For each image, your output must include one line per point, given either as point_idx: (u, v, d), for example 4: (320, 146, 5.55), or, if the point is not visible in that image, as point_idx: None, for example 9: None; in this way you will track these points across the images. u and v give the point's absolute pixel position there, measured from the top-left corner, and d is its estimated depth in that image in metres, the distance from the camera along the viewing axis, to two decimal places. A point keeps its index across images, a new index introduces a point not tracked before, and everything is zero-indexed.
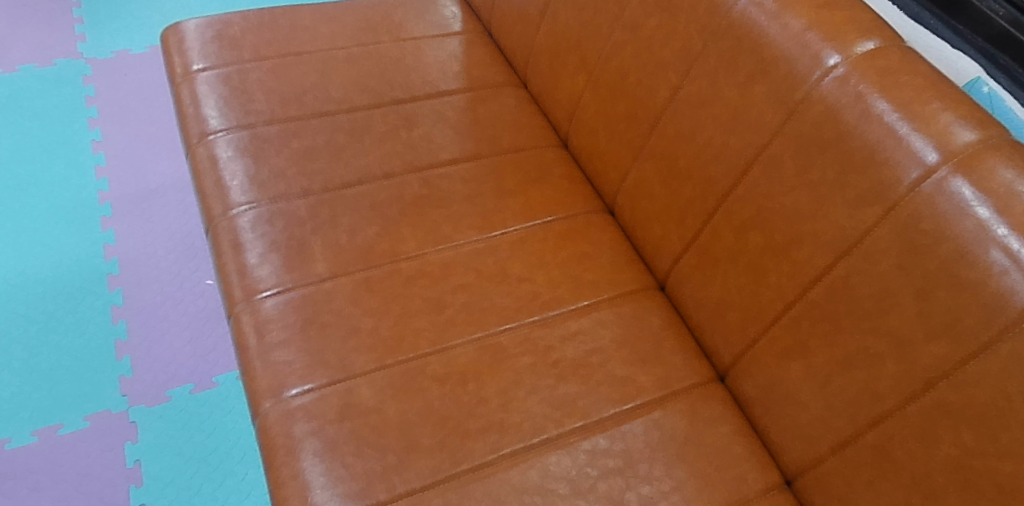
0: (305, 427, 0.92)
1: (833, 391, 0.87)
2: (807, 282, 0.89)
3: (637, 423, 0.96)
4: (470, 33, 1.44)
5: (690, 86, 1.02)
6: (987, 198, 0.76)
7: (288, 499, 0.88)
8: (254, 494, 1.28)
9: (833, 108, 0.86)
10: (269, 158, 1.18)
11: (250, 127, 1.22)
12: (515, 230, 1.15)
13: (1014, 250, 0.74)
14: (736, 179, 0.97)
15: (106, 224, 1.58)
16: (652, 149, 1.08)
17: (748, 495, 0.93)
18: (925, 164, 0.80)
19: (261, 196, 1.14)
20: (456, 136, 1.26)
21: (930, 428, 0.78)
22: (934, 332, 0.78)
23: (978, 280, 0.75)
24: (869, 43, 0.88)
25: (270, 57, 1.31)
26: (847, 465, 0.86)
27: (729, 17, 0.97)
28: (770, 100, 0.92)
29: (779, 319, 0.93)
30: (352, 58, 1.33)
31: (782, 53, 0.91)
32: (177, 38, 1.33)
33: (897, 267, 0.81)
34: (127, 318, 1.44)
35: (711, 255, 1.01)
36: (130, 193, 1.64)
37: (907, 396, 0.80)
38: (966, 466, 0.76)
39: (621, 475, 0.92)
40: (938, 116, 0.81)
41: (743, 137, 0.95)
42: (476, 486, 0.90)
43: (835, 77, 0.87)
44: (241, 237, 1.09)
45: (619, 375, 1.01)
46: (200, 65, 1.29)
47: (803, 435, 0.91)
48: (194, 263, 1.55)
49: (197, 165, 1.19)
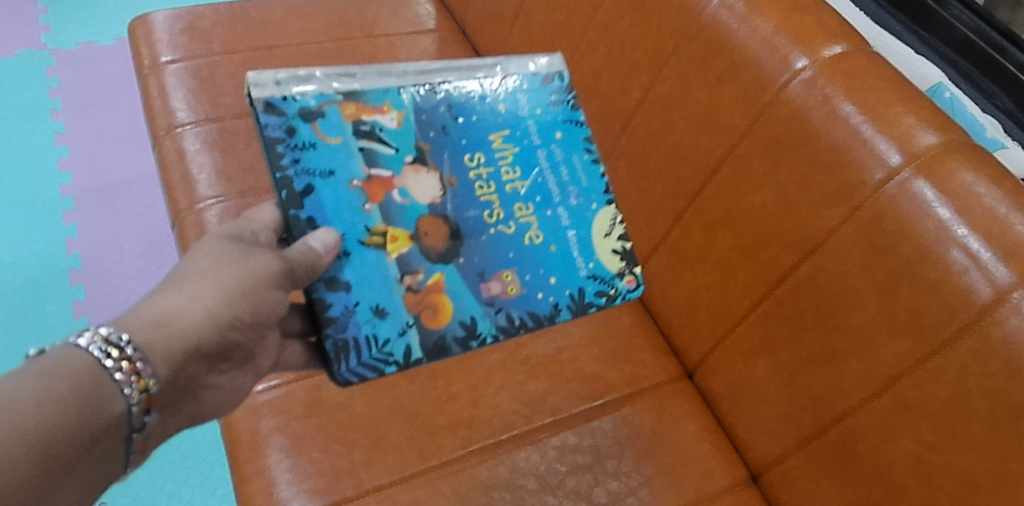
0: (272, 423, 0.91)
1: (798, 387, 0.88)
2: (774, 281, 0.90)
3: (606, 420, 0.97)
4: (444, 31, 1.44)
5: (661, 87, 1.03)
6: (947, 199, 0.78)
7: (253, 496, 0.87)
8: (220, 492, 1.26)
9: (801, 110, 0.88)
10: (237, 152, 1.17)
11: (218, 121, 1.20)
12: None
13: (974, 250, 0.76)
14: (706, 179, 0.98)
15: (69, 218, 1.55)
16: (624, 148, 1.09)
17: (714, 491, 0.94)
18: (889, 166, 0.81)
19: (228, 190, 1.12)
20: None
21: (892, 424, 0.80)
22: (897, 330, 0.79)
23: (939, 279, 0.77)
24: (835, 47, 0.89)
25: (239, 50, 1.29)
26: (813, 460, 0.88)
27: (700, 19, 0.98)
28: (738, 101, 0.93)
29: (746, 317, 0.94)
30: (324, 53, 1.33)
31: (751, 56, 0.93)
32: (144, 29, 1.31)
33: (861, 266, 0.82)
34: (89, 314, 1.42)
35: (681, 254, 1.02)
36: (94, 187, 1.61)
37: (870, 392, 0.82)
38: (926, 461, 0.78)
39: (590, 470, 0.93)
40: (901, 120, 0.83)
41: (713, 138, 0.96)
42: (445, 482, 0.89)
43: (803, 80, 0.88)
44: (208, 230, 1.08)
45: (588, 372, 1.01)
46: (168, 57, 1.27)
47: (769, 431, 0.93)
48: (160, 259, 1.52)
49: (163, 158, 1.17)
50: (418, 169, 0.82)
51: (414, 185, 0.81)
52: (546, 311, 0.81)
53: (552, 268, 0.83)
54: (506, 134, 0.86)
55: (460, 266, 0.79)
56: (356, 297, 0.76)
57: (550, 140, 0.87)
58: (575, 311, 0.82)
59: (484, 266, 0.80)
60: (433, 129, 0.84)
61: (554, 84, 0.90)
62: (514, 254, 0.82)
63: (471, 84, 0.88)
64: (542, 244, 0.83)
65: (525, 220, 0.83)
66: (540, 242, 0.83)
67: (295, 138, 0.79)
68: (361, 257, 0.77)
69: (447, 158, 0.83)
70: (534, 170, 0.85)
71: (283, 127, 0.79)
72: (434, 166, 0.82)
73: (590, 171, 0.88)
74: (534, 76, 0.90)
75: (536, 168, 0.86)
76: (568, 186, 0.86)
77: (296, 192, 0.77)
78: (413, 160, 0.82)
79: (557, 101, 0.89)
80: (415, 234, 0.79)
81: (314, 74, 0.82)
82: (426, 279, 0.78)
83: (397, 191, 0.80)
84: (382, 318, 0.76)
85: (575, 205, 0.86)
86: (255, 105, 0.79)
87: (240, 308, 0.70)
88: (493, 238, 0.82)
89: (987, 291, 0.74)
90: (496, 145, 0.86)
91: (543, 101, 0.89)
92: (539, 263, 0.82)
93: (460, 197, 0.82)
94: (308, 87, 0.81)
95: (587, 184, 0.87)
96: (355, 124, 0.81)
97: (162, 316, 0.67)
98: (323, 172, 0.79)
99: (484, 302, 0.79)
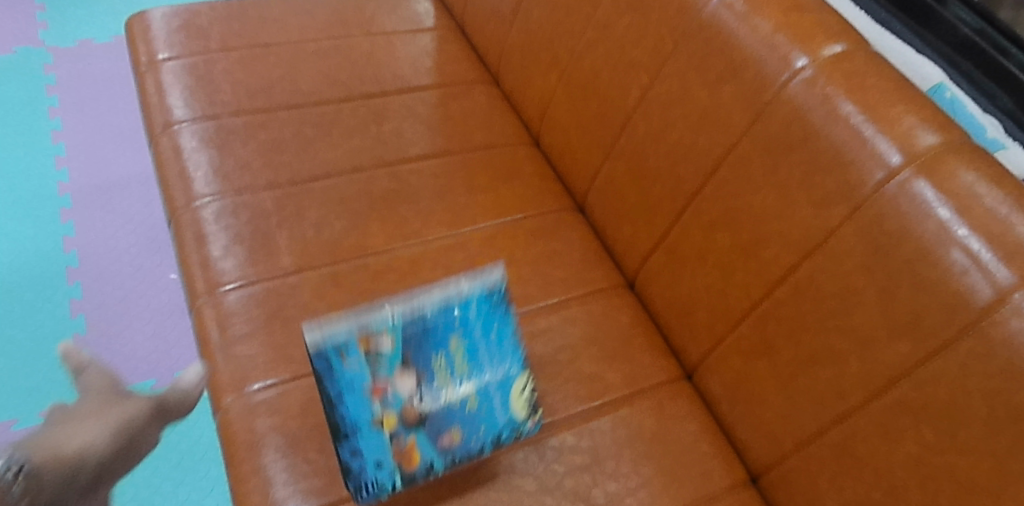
0: (268, 422, 0.90)
1: (797, 388, 0.88)
2: (773, 282, 0.90)
3: (604, 420, 0.96)
4: (442, 30, 1.43)
5: (660, 86, 1.02)
6: (947, 199, 0.77)
7: (249, 496, 0.86)
8: (217, 491, 1.25)
9: (800, 110, 0.87)
10: (234, 150, 1.16)
11: (215, 118, 1.19)
12: (485, 227, 1.14)
13: (975, 250, 0.75)
14: (705, 178, 0.97)
15: (66, 216, 1.54)
16: (623, 147, 1.09)
17: (713, 492, 0.93)
18: (889, 166, 0.81)
19: (225, 188, 1.12)
20: (427, 131, 1.25)
21: (891, 425, 0.79)
22: (896, 331, 0.79)
23: (939, 280, 0.76)
24: (836, 46, 0.89)
25: (237, 47, 1.29)
26: (812, 462, 0.87)
27: (700, 18, 0.97)
28: (738, 100, 0.93)
29: (745, 318, 0.93)
30: (322, 51, 1.32)
31: (750, 55, 0.92)
32: (142, 26, 1.30)
33: (861, 266, 0.82)
34: (86, 312, 1.41)
35: (680, 254, 1.01)
36: (90, 185, 1.60)
37: (869, 393, 0.81)
38: (926, 462, 0.77)
39: (588, 471, 0.92)
40: (901, 119, 0.82)
41: (712, 137, 0.96)
42: (442, 482, 0.89)
43: (803, 79, 0.88)
44: (204, 228, 1.07)
45: (587, 372, 1.00)
46: (166, 54, 1.26)
47: (768, 433, 0.92)
48: (158, 257, 1.52)
49: (160, 156, 1.17)
50: (409, 376, 0.88)
51: (405, 387, 0.87)
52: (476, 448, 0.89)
53: (478, 420, 0.90)
54: (456, 342, 0.90)
55: (428, 432, 0.87)
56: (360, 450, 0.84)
57: (489, 340, 0.92)
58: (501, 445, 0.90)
59: (437, 420, 0.88)
60: (415, 351, 0.88)
61: (495, 291, 0.93)
62: (456, 417, 0.89)
63: (439, 308, 0.89)
64: (474, 407, 0.90)
65: (464, 395, 0.90)
66: (475, 406, 0.90)
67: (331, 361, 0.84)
68: (365, 440, 0.85)
69: (423, 374, 0.88)
70: (477, 364, 0.92)
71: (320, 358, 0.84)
72: (415, 365, 0.88)
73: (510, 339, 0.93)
74: (483, 293, 0.92)
75: (478, 351, 0.92)
76: (495, 367, 0.92)
77: (330, 397, 0.84)
78: (409, 374, 0.88)
79: (500, 308, 0.93)
80: (403, 417, 0.87)
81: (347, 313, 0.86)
82: (405, 444, 0.86)
83: (388, 399, 0.86)
84: (379, 467, 0.85)
85: (501, 381, 0.92)
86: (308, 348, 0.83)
87: (134, 429, 0.78)
88: (445, 410, 0.89)
89: (987, 292, 0.73)
90: (451, 349, 0.90)
91: (488, 321, 0.92)
92: (478, 421, 0.90)
93: (432, 395, 0.88)
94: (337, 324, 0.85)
95: (513, 348, 0.93)
96: (367, 354, 0.86)
97: (53, 445, 0.73)
98: (348, 431, 0.84)
99: (440, 449, 0.87)
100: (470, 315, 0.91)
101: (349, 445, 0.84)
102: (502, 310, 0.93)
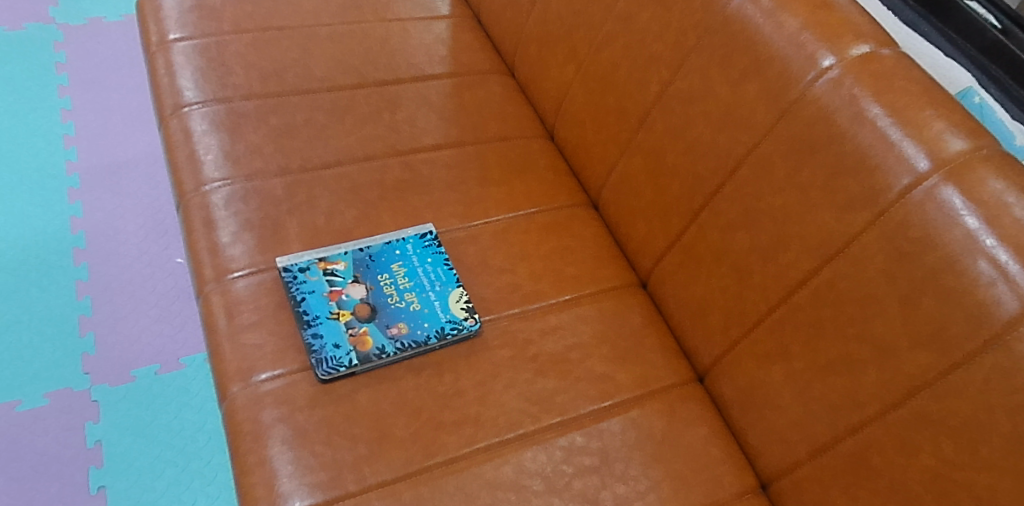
0: (275, 413, 0.89)
1: (813, 396, 0.86)
2: (791, 286, 0.88)
3: (614, 422, 0.95)
4: (458, 18, 1.41)
5: (681, 82, 1.00)
6: (976, 207, 0.75)
7: (253, 488, 0.85)
8: (219, 479, 1.24)
9: (826, 110, 0.85)
10: (245, 134, 1.14)
11: (226, 102, 1.17)
12: (497, 220, 1.12)
13: (1003, 262, 0.73)
14: (725, 178, 0.95)
15: (73, 196, 1.52)
16: (640, 143, 1.07)
17: (724, 497, 0.92)
18: (916, 172, 0.79)
19: (236, 172, 1.10)
20: (440, 121, 1.23)
21: (909, 437, 0.77)
22: (917, 341, 0.77)
23: (965, 290, 0.74)
24: (864, 46, 0.87)
25: (250, 30, 1.26)
26: (825, 472, 0.85)
27: (725, 12, 0.95)
28: (761, 99, 0.91)
29: (761, 322, 0.92)
30: (335, 36, 1.30)
31: (775, 52, 0.90)
32: (154, 6, 1.29)
33: (884, 273, 0.80)
34: (92, 294, 1.40)
35: (696, 255, 1.00)
36: (97, 165, 1.58)
37: (886, 404, 0.79)
38: (943, 477, 0.75)
39: (597, 473, 0.90)
40: (931, 124, 0.80)
41: (733, 136, 0.94)
42: (448, 480, 0.87)
43: (829, 79, 0.85)
44: (213, 213, 1.05)
45: (598, 372, 0.99)
46: (177, 34, 1.24)
47: (782, 439, 0.91)
48: (165, 241, 1.50)
49: (170, 138, 1.15)
50: (360, 286, 1.02)
51: (357, 293, 1.01)
52: (428, 335, 0.97)
53: (423, 317, 0.99)
54: (402, 265, 1.04)
55: (378, 322, 0.98)
56: (320, 334, 0.95)
57: (432, 264, 1.05)
58: (456, 339, 0.98)
59: (386, 317, 0.99)
60: (365, 270, 1.03)
61: (432, 240, 1.08)
62: (404, 314, 0.99)
63: (384, 244, 1.06)
64: (417, 308, 1.00)
65: (408, 301, 1.01)
66: (421, 308, 1.01)
67: (297, 282, 0.99)
68: (324, 326, 0.96)
69: (373, 285, 1.02)
70: (420, 281, 1.03)
71: (291, 279, 0.99)
72: (364, 279, 1.02)
73: (447, 263, 1.06)
74: (427, 240, 1.08)
75: (418, 273, 1.04)
76: (433, 283, 1.03)
77: (295, 302, 0.97)
78: (357, 286, 1.01)
79: (435, 247, 1.07)
80: (354, 314, 0.99)
81: (310, 252, 1.03)
82: (360, 331, 0.97)
83: (341, 304, 0.99)
84: (337, 346, 0.94)
85: (439, 291, 1.03)
86: (281, 271, 1.00)
87: None
88: (394, 310, 1.00)
89: (1014, 305, 0.71)
90: (396, 272, 1.04)
91: (430, 255, 1.06)
92: (422, 317, 0.99)
93: (381, 300, 1.01)
94: (303, 256, 1.02)
95: (451, 271, 1.05)
96: (326, 272, 1.01)
97: None
98: (309, 322, 0.96)
99: (390, 338, 0.97)
100: (411, 249, 1.06)
101: (311, 331, 0.95)
102: (437, 248, 1.07)
